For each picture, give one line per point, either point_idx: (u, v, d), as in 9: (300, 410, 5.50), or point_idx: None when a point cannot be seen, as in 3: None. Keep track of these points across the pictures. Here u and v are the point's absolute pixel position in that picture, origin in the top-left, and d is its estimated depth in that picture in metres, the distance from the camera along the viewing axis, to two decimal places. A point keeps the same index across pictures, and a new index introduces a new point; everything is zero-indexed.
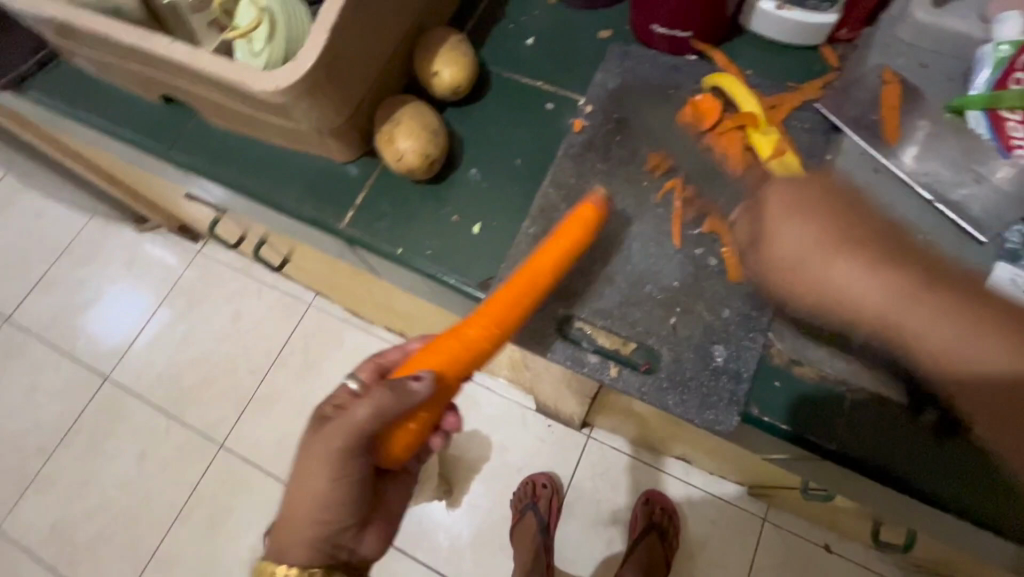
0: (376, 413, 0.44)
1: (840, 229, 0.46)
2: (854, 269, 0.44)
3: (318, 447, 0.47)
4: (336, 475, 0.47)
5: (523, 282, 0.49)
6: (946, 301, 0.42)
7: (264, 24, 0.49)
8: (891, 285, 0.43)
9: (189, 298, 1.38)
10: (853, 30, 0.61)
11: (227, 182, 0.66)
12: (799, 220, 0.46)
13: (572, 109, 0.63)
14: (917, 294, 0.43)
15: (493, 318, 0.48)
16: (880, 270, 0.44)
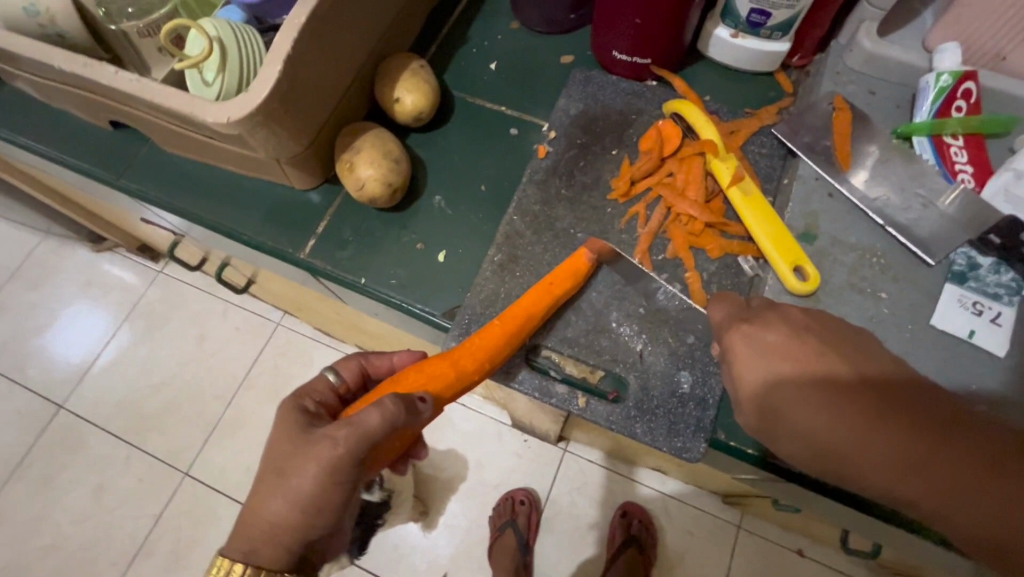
0: (387, 425, 0.40)
1: (811, 366, 0.39)
2: (824, 405, 0.38)
3: (299, 460, 0.40)
4: (313, 501, 0.40)
5: (516, 320, 0.49)
6: (930, 445, 0.37)
7: (216, 53, 0.47)
8: (868, 426, 0.37)
9: (149, 321, 1.32)
10: (805, 57, 0.63)
11: (182, 210, 0.64)
12: (770, 364, 0.40)
13: (536, 134, 0.64)
14: (902, 438, 0.37)
15: (488, 349, 0.48)
16: (863, 411, 0.38)
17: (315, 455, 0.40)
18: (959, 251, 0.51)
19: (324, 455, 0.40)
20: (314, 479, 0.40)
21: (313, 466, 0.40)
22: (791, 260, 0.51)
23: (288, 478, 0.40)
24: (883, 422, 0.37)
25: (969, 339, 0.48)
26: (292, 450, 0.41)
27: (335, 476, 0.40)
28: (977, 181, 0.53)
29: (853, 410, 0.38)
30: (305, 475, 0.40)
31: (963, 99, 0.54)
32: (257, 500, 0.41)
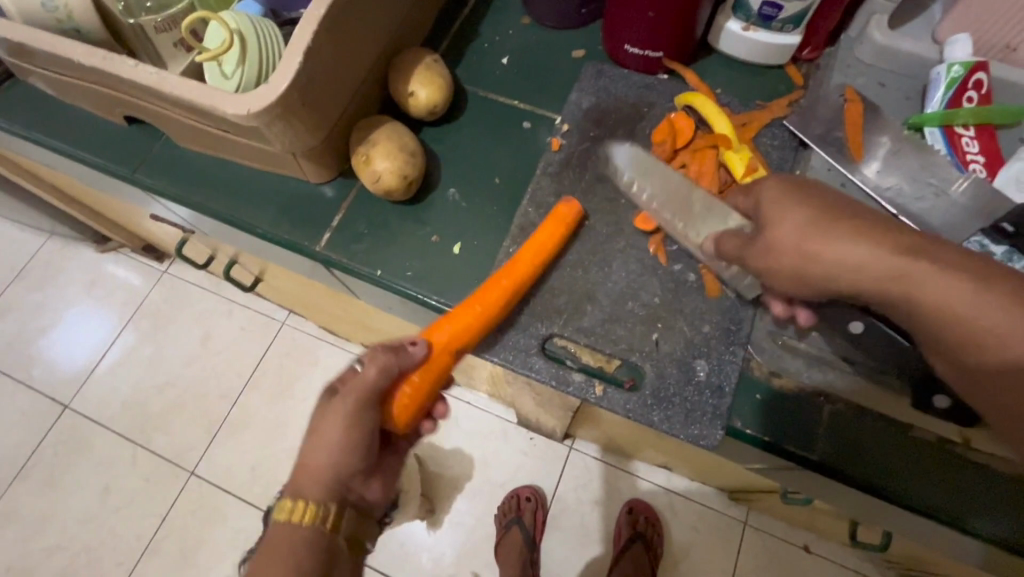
0: (380, 372, 0.46)
1: (854, 220, 0.40)
2: (855, 248, 0.39)
3: (325, 421, 0.47)
4: (342, 449, 0.47)
5: (509, 274, 0.51)
6: (943, 263, 0.38)
7: (236, 45, 0.47)
8: (881, 257, 0.39)
9: (155, 320, 1.33)
10: (815, 51, 0.63)
11: (196, 204, 0.64)
12: (798, 207, 0.42)
13: (548, 127, 0.64)
14: (912, 256, 0.38)
15: (484, 302, 0.50)
16: (886, 254, 0.39)
17: (338, 411, 0.47)
18: (971, 240, 0.51)
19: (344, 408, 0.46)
20: (341, 430, 0.46)
21: (337, 421, 0.46)
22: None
23: (322, 439, 0.47)
24: (900, 262, 0.38)
25: None
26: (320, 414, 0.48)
27: (357, 424, 0.47)
28: (989, 171, 0.53)
29: (875, 246, 0.39)
30: (335, 432, 0.47)
31: (975, 90, 0.55)
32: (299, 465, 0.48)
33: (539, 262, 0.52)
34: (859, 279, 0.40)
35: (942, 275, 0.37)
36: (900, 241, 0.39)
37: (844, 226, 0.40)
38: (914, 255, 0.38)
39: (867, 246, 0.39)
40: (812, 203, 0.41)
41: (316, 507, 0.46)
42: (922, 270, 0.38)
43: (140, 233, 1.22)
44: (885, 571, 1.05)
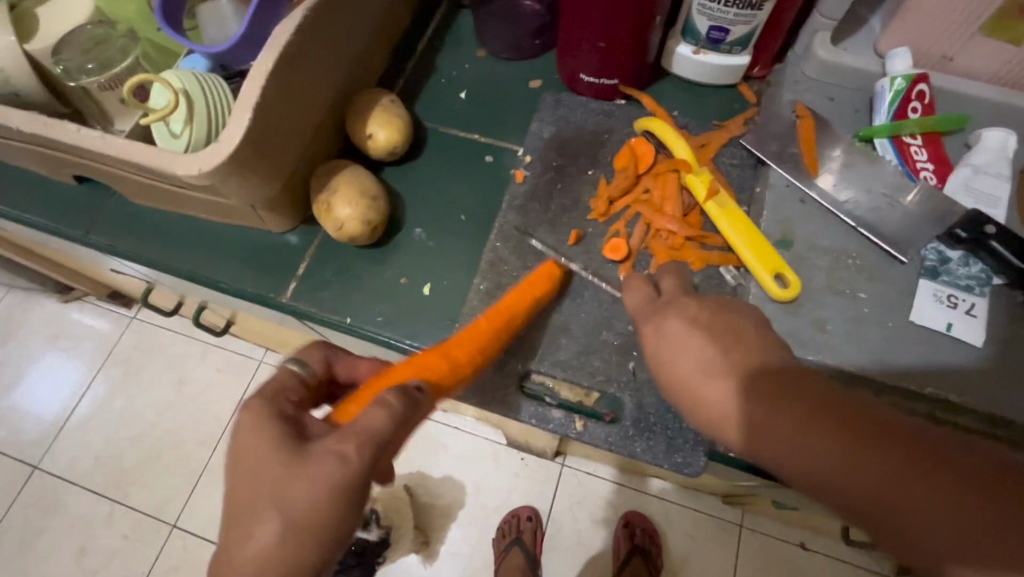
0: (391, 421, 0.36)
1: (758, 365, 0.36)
2: (786, 434, 0.33)
3: (282, 451, 0.34)
4: (323, 499, 0.33)
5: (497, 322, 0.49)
6: (863, 437, 0.31)
7: (182, 105, 0.46)
8: (826, 445, 0.31)
9: (125, 370, 1.28)
10: (765, 68, 0.65)
11: (154, 261, 0.62)
12: (704, 345, 0.38)
13: (511, 159, 0.64)
14: (862, 448, 0.30)
15: (479, 342, 0.48)
16: (815, 425, 0.32)
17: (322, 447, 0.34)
18: (929, 247, 0.52)
19: (333, 441, 0.34)
20: (330, 468, 0.33)
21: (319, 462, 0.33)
22: (773, 269, 0.51)
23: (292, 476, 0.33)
24: (843, 450, 0.31)
25: (948, 332, 0.49)
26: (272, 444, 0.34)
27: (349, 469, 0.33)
28: (938, 177, 0.55)
29: (803, 432, 0.32)
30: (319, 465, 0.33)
31: (918, 100, 0.57)
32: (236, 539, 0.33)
33: (525, 313, 0.50)
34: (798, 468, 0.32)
35: (885, 482, 0.29)
36: (834, 426, 0.31)
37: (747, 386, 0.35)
38: (863, 436, 0.31)
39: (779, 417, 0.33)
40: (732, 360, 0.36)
41: None
42: (881, 461, 0.30)
43: (102, 282, 1.17)
44: (880, 562, 1.05)
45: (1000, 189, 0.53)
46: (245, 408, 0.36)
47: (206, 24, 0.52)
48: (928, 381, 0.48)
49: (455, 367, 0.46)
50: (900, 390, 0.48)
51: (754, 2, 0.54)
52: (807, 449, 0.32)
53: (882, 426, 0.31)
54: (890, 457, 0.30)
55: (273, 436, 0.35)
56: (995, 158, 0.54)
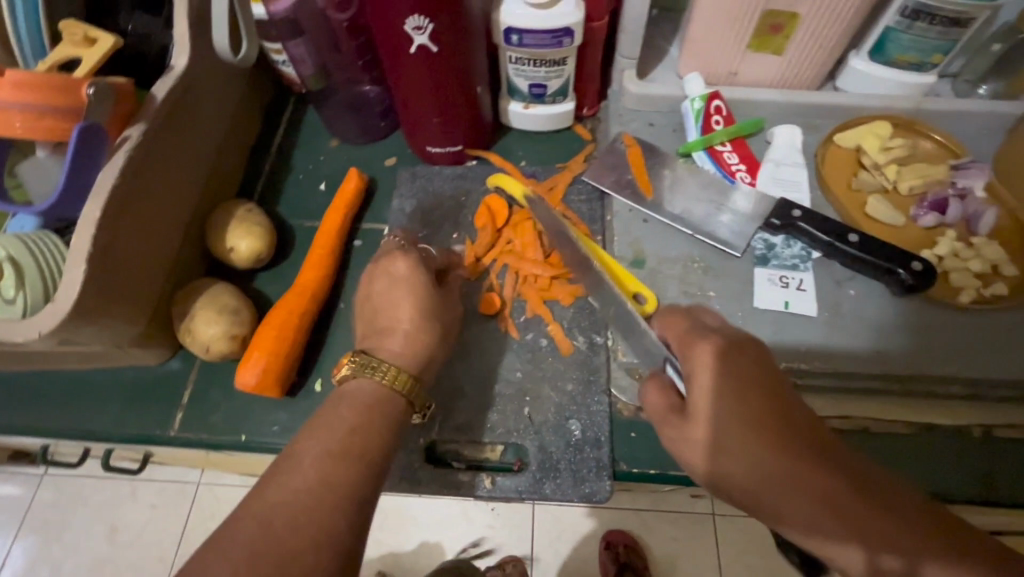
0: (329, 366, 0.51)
1: (758, 383, 0.38)
2: (738, 443, 0.37)
3: (384, 288, 0.53)
4: (410, 340, 0.50)
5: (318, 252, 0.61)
6: (830, 491, 0.34)
7: (11, 272, 0.45)
8: (767, 457, 0.36)
9: (42, 537, 1.15)
10: (592, 108, 0.72)
11: (25, 428, 0.59)
12: (715, 370, 0.39)
13: (380, 238, 0.67)
14: (792, 463, 0.35)
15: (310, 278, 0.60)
16: (757, 434, 0.36)
17: (404, 282, 0.53)
18: (756, 238, 0.59)
19: (420, 281, 0.54)
20: (411, 317, 0.51)
21: (411, 294, 0.52)
22: (630, 290, 0.56)
23: (392, 318, 0.51)
24: (776, 463, 0.35)
25: (787, 310, 0.55)
26: (385, 286, 0.53)
27: (427, 311, 0.52)
28: (751, 175, 0.62)
29: (762, 447, 0.36)
30: (404, 314, 0.51)
31: (718, 114, 0.65)
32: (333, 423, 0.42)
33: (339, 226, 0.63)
34: (740, 477, 0.37)
35: (793, 500, 0.34)
36: (780, 442, 0.36)
37: (733, 396, 0.38)
38: (803, 455, 0.35)
39: (737, 437, 0.37)
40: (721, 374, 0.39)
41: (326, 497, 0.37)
42: (804, 478, 0.34)
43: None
44: None
45: (800, 175, 0.61)
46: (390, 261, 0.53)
47: (30, 182, 0.51)
48: (782, 357, 0.53)
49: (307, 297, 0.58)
50: None
51: (557, 60, 0.60)
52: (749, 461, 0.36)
53: (813, 449, 0.35)
54: (813, 475, 0.34)
55: (387, 262, 0.53)
56: (789, 151, 0.62)
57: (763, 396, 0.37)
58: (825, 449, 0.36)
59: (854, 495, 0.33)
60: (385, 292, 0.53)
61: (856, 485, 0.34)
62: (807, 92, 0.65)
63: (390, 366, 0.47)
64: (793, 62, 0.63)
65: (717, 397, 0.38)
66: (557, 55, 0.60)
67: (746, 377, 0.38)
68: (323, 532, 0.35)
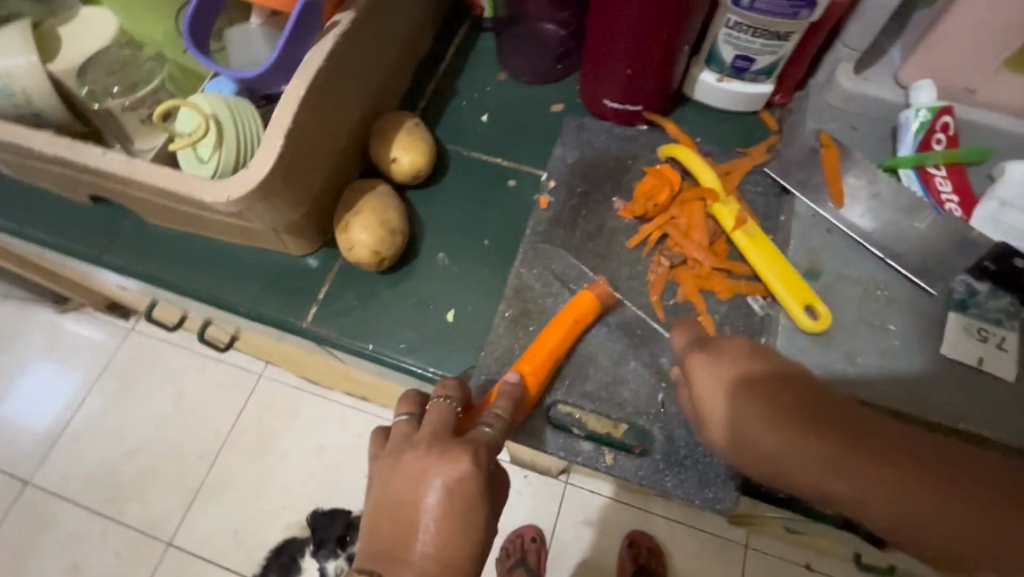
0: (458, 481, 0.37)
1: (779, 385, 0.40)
2: (818, 466, 0.37)
3: (424, 487, 0.37)
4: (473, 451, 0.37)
5: (543, 354, 0.49)
6: (894, 463, 0.36)
7: (212, 132, 0.46)
8: (838, 470, 0.37)
9: (123, 382, 1.24)
10: (787, 96, 0.65)
11: (170, 282, 0.61)
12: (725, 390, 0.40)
13: (533, 183, 0.64)
14: (882, 468, 0.36)
15: (546, 366, 0.49)
16: (815, 447, 0.37)
17: (456, 496, 0.36)
18: (958, 279, 0.52)
19: (467, 502, 0.37)
20: (442, 539, 0.36)
21: (458, 524, 0.36)
22: (802, 300, 0.51)
23: (413, 510, 0.37)
24: (872, 472, 0.36)
25: (979, 366, 0.49)
26: (426, 495, 0.36)
27: (477, 535, 0.37)
28: (964, 209, 0.55)
29: (822, 465, 0.37)
30: (428, 526, 0.36)
31: (943, 132, 0.57)
32: (390, 513, 0.37)
33: (569, 336, 0.50)
34: (819, 491, 0.38)
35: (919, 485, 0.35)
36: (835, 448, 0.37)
37: (754, 408, 0.39)
38: (873, 450, 0.37)
39: (796, 443, 0.38)
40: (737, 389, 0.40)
41: None
42: (897, 477, 0.36)
43: (104, 293, 1.15)
44: None
45: None
46: (440, 461, 0.37)
47: (234, 48, 0.51)
48: (962, 416, 0.47)
49: (554, 357, 0.49)
50: (932, 426, 0.48)
51: (781, 33, 0.54)
52: (830, 483, 0.37)
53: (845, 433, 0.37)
54: (891, 467, 0.36)
55: (444, 464, 0.37)
56: (1022, 191, 0.53)
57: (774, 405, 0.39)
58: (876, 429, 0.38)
59: (937, 480, 0.35)
60: (416, 482, 0.37)
61: (956, 473, 0.36)
62: None
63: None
64: None
65: (737, 415, 0.40)
66: (785, 27, 0.53)
67: (756, 383, 0.40)
68: None
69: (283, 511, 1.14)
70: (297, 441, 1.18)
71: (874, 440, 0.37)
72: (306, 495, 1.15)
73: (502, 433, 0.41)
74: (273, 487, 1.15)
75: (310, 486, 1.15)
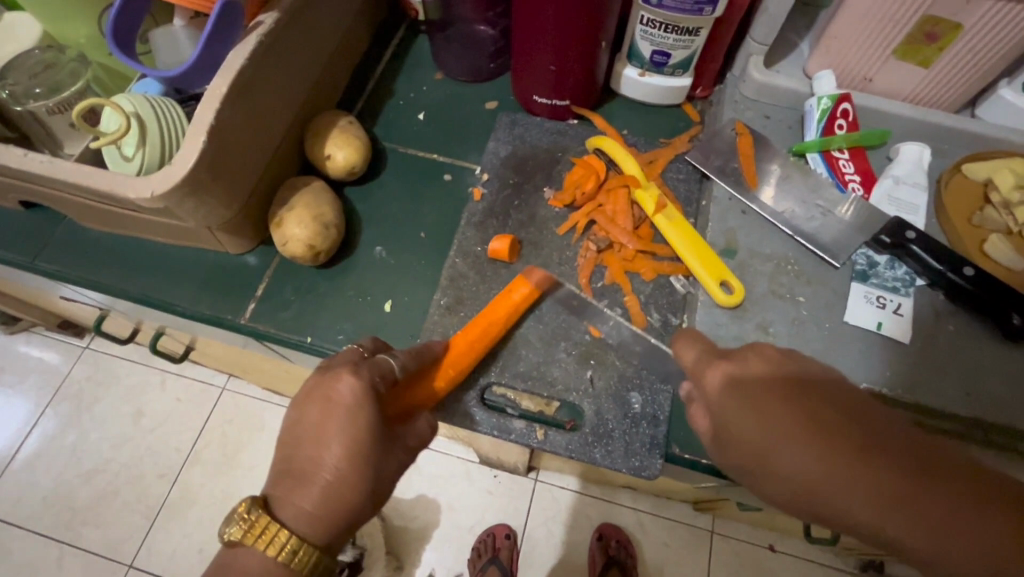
0: (355, 395, 0.38)
1: (781, 392, 0.35)
2: (845, 489, 0.32)
3: (316, 408, 0.38)
4: (354, 372, 0.39)
5: (478, 328, 0.51)
6: (944, 487, 0.31)
7: (134, 130, 0.46)
8: (896, 486, 0.31)
9: (77, 402, 1.21)
10: (706, 89, 0.69)
11: (106, 286, 0.61)
12: (751, 407, 0.35)
13: (469, 177, 0.66)
14: (941, 493, 0.31)
15: (471, 338, 0.50)
16: (854, 465, 0.32)
17: (346, 407, 0.37)
18: (859, 253, 0.56)
19: (359, 421, 0.37)
20: (339, 452, 0.36)
21: (358, 439, 0.37)
22: (717, 276, 0.54)
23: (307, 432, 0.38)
24: (914, 490, 0.31)
25: (878, 330, 0.53)
26: (325, 412, 0.37)
27: (373, 456, 0.37)
28: (865, 188, 0.59)
29: (872, 497, 0.31)
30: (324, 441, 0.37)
31: (843, 118, 0.61)
32: (291, 444, 0.38)
33: (513, 314, 0.52)
34: (840, 514, 0.33)
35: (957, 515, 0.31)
36: (875, 457, 0.32)
37: (793, 425, 0.33)
38: (918, 483, 0.31)
39: (833, 461, 0.32)
40: (745, 386, 0.36)
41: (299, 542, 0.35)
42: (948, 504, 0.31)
43: (52, 311, 1.12)
44: (846, 560, 1.07)
45: (918, 198, 0.58)
46: (314, 377, 0.39)
47: (161, 49, 0.52)
48: (864, 377, 0.51)
49: (486, 329, 0.51)
50: None
51: (691, 28, 0.58)
52: (856, 506, 0.32)
53: (896, 453, 0.32)
54: (926, 484, 0.31)
55: (334, 382, 0.38)
56: (912, 169, 0.58)
57: (819, 403, 0.34)
58: (888, 425, 0.33)
59: (953, 489, 0.31)
60: (311, 402, 0.38)
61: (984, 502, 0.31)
62: (943, 114, 0.61)
63: (257, 512, 0.34)
64: (938, 79, 0.59)
65: (773, 431, 0.34)
66: (693, 23, 0.57)
67: (776, 385, 0.35)
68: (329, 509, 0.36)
69: None
70: (260, 450, 1.17)
71: (930, 459, 0.32)
72: None
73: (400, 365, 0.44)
74: (236, 500, 1.14)
75: None
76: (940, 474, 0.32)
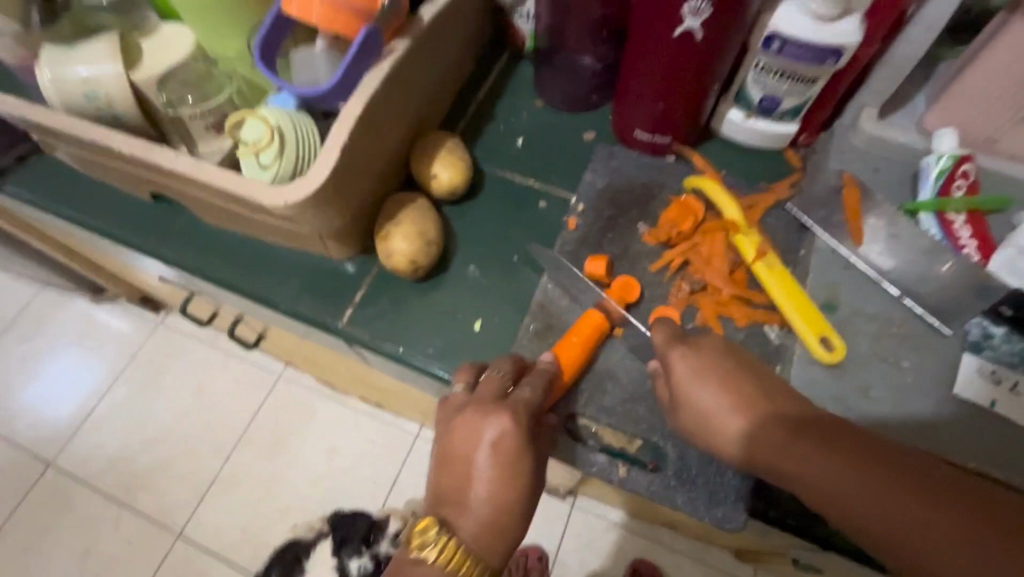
0: (510, 437, 0.43)
1: (755, 402, 0.45)
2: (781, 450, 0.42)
3: (471, 444, 0.43)
4: (513, 420, 0.43)
5: (580, 340, 0.53)
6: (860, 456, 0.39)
7: (276, 141, 0.50)
8: (898, 508, 0.37)
9: (149, 372, 1.29)
10: (811, 136, 0.67)
11: (216, 278, 0.66)
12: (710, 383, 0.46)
13: (563, 206, 0.67)
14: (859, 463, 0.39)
15: (575, 350, 0.53)
16: (870, 470, 0.38)
17: (504, 447, 0.42)
18: (972, 322, 0.54)
19: (512, 460, 0.42)
20: (499, 485, 0.42)
21: (514, 480, 0.42)
22: (818, 317, 0.54)
23: (467, 467, 0.43)
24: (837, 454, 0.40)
25: (992, 408, 0.51)
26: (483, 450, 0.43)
27: (526, 495, 0.42)
28: (982, 254, 0.57)
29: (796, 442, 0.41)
30: (485, 478, 0.42)
31: (963, 179, 0.58)
32: (452, 476, 0.43)
33: (606, 326, 0.55)
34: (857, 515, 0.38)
35: (870, 480, 0.38)
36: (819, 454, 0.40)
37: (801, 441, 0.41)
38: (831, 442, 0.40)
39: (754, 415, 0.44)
40: (745, 412, 0.44)
41: (472, 556, 0.39)
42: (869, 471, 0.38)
43: (142, 288, 1.21)
44: None
45: None
46: (472, 413, 0.44)
47: (298, 66, 0.56)
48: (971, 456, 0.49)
49: (588, 341, 0.53)
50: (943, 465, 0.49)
51: (808, 77, 0.57)
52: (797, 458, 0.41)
53: (811, 424, 0.42)
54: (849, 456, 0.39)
55: (489, 421, 0.43)
56: None
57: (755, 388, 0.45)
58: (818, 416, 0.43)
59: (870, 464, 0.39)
60: (468, 438, 0.43)
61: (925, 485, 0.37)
62: None
63: (442, 534, 0.39)
64: None
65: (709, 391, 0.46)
66: (812, 73, 0.56)
67: (756, 414, 0.44)
68: (494, 536, 0.41)
69: (293, 512, 1.16)
70: (312, 441, 1.22)
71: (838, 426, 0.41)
72: (317, 496, 1.17)
73: (538, 394, 0.47)
74: (286, 486, 1.18)
75: (321, 489, 1.17)
76: (846, 437, 0.40)
